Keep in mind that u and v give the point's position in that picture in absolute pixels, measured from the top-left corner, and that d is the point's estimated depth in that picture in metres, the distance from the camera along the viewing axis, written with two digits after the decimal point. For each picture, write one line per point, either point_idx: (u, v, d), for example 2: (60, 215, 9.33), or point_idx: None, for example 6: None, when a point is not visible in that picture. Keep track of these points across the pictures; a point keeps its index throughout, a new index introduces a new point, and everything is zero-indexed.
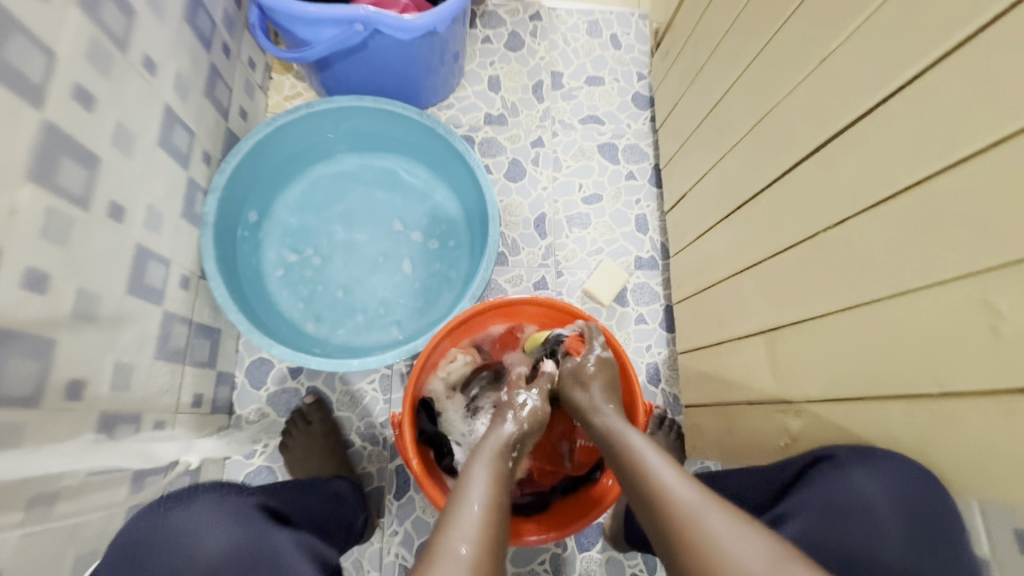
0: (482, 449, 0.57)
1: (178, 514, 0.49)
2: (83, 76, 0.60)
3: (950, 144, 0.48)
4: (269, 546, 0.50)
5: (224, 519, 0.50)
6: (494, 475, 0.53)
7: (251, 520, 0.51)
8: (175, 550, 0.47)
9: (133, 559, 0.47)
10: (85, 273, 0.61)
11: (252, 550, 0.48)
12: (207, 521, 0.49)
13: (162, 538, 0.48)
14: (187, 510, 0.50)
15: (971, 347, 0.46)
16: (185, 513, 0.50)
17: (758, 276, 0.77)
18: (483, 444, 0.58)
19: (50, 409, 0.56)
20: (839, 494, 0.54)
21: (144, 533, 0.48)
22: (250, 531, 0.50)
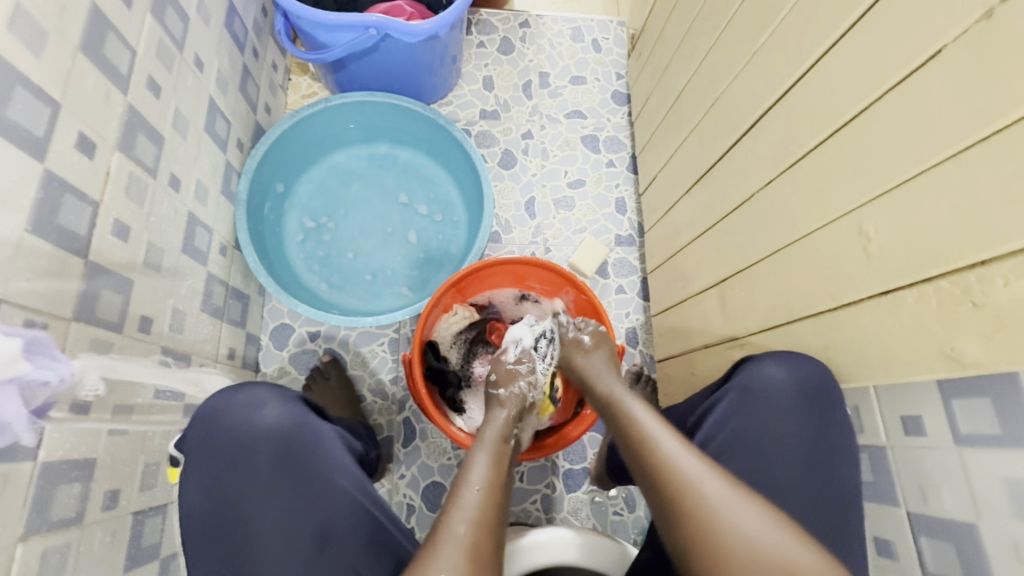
0: (484, 439, 0.70)
1: (241, 396, 0.66)
2: (153, 69, 0.74)
3: (839, 113, 0.62)
4: (311, 423, 0.67)
5: (277, 401, 0.67)
6: (493, 460, 0.66)
7: (297, 405, 0.68)
8: (242, 420, 0.65)
9: (210, 425, 0.65)
10: (153, 229, 0.74)
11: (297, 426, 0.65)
12: (265, 401, 0.67)
13: (232, 412, 0.65)
14: (248, 394, 0.67)
15: (855, 266, 0.60)
16: (248, 395, 0.67)
17: (712, 238, 0.91)
18: (485, 435, 0.71)
19: (129, 335, 0.69)
20: (757, 383, 0.71)
21: (217, 409, 0.65)
22: (296, 411, 0.67)
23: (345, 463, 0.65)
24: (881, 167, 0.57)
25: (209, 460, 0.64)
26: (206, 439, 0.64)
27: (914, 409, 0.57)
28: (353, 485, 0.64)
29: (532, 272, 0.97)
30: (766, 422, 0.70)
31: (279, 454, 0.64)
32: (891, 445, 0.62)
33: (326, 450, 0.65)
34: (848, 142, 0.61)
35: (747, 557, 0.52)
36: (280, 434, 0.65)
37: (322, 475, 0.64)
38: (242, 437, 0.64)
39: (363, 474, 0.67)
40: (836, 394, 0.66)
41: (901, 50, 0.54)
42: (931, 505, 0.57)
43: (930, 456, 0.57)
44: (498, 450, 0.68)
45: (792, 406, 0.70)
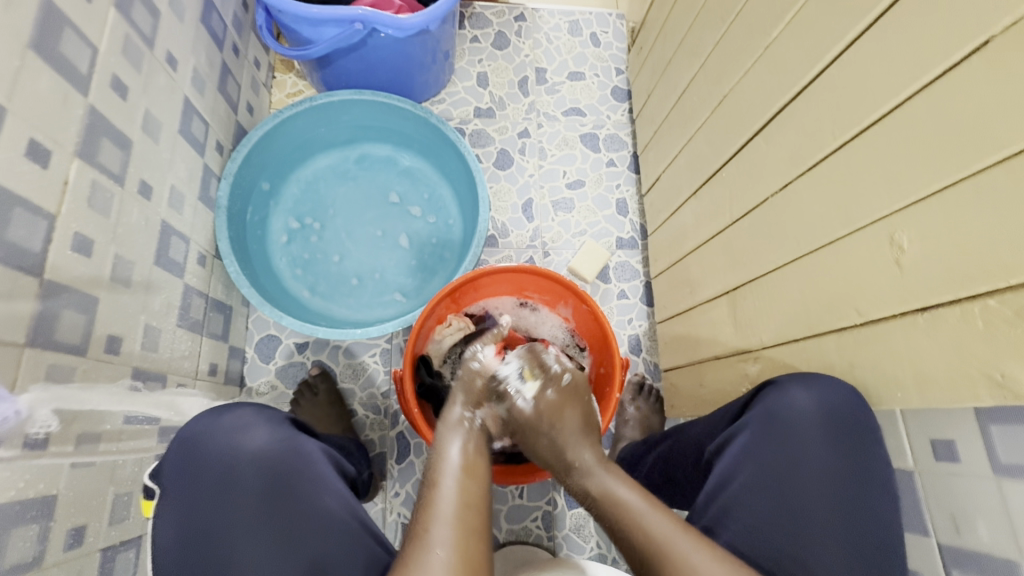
0: (449, 427, 0.66)
1: (227, 419, 0.61)
2: (119, 68, 0.68)
3: (865, 111, 0.57)
4: (302, 446, 0.61)
5: (265, 424, 0.61)
6: (465, 451, 0.62)
7: (287, 428, 0.63)
8: (227, 444, 0.59)
9: (191, 450, 0.59)
10: (122, 242, 0.69)
11: (286, 446, 0.59)
12: (252, 424, 0.61)
13: (216, 436, 0.59)
14: (234, 416, 0.62)
15: (884, 278, 0.56)
16: (234, 418, 0.61)
17: (721, 243, 0.86)
18: (450, 424, 0.67)
19: (94, 358, 0.63)
20: (781, 411, 0.64)
21: (201, 430, 0.60)
22: (286, 434, 0.61)
23: (335, 488, 0.59)
24: (913, 170, 0.52)
25: (188, 488, 0.57)
26: (185, 466, 0.58)
27: (948, 434, 0.53)
28: (346, 514, 0.58)
29: (521, 279, 0.92)
30: (796, 456, 0.62)
31: (266, 480, 0.57)
32: (919, 470, 0.58)
33: (315, 472, 0.59)
34: (875, 143, 0.56)
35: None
36: (268, 458, 0.58)
37: (313, 504, 0.57)
38: (225, 462, 0.58)
39: (357, 503, 0.60)
40: (866, 418, 0.60)
41: (938, 42, 0.49)
42: (966, 538, 0.53)
43: (965, 486, 0.52)
44: (467, 443, 0.64)
45: (824, 437, 0.62)
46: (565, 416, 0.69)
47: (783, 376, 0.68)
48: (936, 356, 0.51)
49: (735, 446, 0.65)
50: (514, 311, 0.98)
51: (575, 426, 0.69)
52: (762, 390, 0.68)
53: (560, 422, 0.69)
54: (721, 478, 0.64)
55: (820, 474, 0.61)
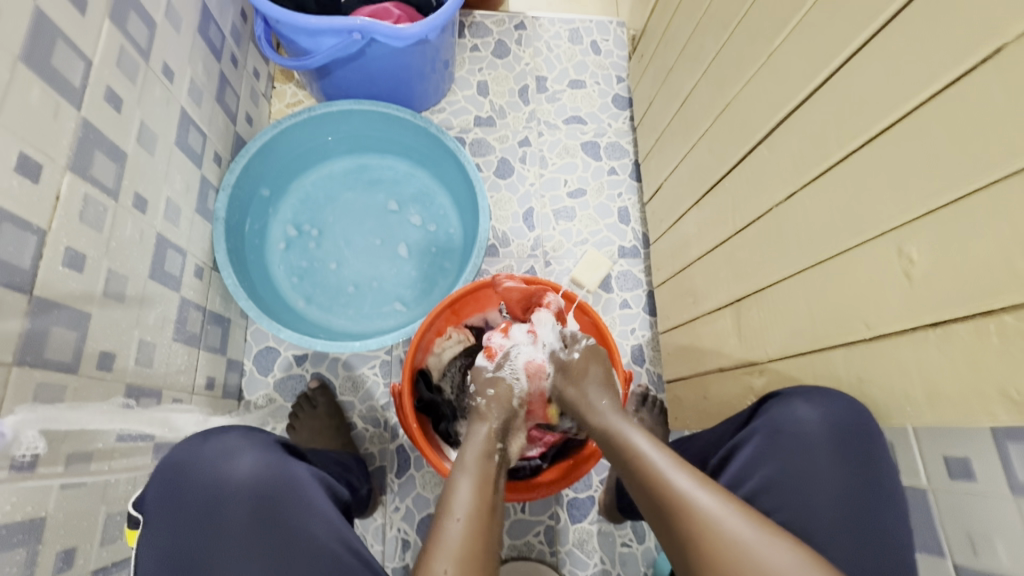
0: (464, 458, 0.60)
1: (212, 445, 0.60)
2: (113, 80, 0.68)
3: (871, 119, 0.56)
4: (290, 470, 0.59)
5: (252, 448, 0.60)
6: (478, 485, 0.57)
7: (275, 452, 0.61)
8: (212, 471, 0.57)
9: (175, 477, 0.57)
10: (115, 256, 0.68)
11: (273, 471, 0.58)
12: (238, 449, 0.59)
13: (201, 463, 0.58)
14: (220, 442, 0.60)
15: (894, 291, 0.54)
16: (219, 444, 0.60)
17: (725, 252, 0.84)
18: (466, 452, 0.61)
19: (85, 375, 0.62)
20: (786, 424, 0.63)
21: (185, 457, 0.59)
22: (275, 457, 0.60)
23: (325, 514, 0.57)
24: (922, 181, 0.50)
25: (172, 515, 0.55)
26: (168, 494, 0.57)
27: (961, 452, 0.51)
28: (336, 541, 0.56)
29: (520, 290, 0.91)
30: (803, 471, 0.61)
31: (252, 506, 0.55)
32: (931, 488, 0.56)
33: (304, 497, 0.57)
34: (881, 150, 0.55)
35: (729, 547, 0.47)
36: (254, 483, 0.57)
37: (301, 530, 0.55)
38: (211, 489, 0.56)
39: (347, 528, 0.58)
40: (873, 427, 0.59)
41: (948, 49, 0.48)
42: (983, 561, 0.51)
43: (981, 506, 0.50)
44: (482, 475, 0.58)
45: (829, 450, 0.61)
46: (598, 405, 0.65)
47: (787, 389, 0.67)
48: (949, 372, 0.49)
49: (739, 459, 0.64)
50: None
51: (600, 377, 0.69)
52: (765, 403, 0.67)
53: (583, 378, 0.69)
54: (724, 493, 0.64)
55: (828, 488, 0.61)
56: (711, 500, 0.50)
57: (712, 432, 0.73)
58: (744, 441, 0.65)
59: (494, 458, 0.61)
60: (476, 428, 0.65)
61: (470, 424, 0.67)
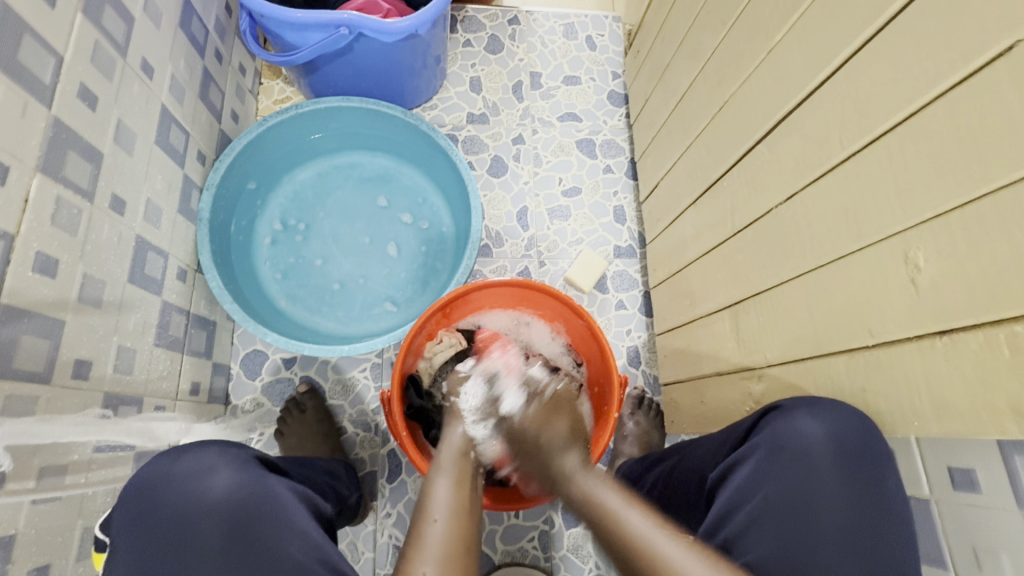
0: (440, 463, 0.64)
1: (186, 462, 0.57)
2: (87, 77, 0.65)
3: (876, 118, 0.54)
4: (266, 486, 0.57)
5: (228, 465, 0.57)
6: (454, 485, 0.60)
7: (252, 468, 0.59)
8: (184, 489, 0.55)
9: (145, 497, 0.55)
10: (91, 260, 0.65)
11: (247, 487, 0.55)
12: (215, 466, 0.57)
13: (174, 480, 0.56)
14: (194, 458, 0.58)
15: (898, 298, 0.52)
16: (193, 461, 0.58)
17: (723, 254, 0.82)
18: (442, 459, 0.65)
19: (58, 385, 0.60)
20: (788, 440, 0.60)
21: (157, 475, 0.56)
22: (251, 473, 0.57)
23: (301, 530, 0.55)
24: (929, 183, 0.48)
25: (142, 538, 0.53)
26: (138, 515, 0.54)
27: (966, 462, 0.49)
28: (313, 559, 0.54)
29: (511, 292, 0.89)
30: (804, 489, 0.58)
31: (227, 526, 0.53)
32: (934, 498, 0.54)
33: (278, 513, 0.55)
34: (886, 151, 0.53)
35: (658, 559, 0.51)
36: (229, 501, 0.54)
37: (276, 548, 0.53)
38: (183, 508, 0.54)
39: (327, 544, 0.56)
40: (883, 450, 0.56)
41: (957, 45, 0.46)
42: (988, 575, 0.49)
43: (986, 518, 0.49)
44: (454, 483, 0.61)
45: (833, 468, 0.58)
46: (567, 462, 0.64)
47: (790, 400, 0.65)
48: (955, 382, 0.47)
49: (742, 472, 0.62)
50: (508, 326, 0.94)
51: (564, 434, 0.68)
52: (768, 414, 0.65)
53: (548, 429, 0.68)
54: (725, 509, 0.61)
55: (833, 506, 0.57)
56: (644, 521, 0.54)
57: (713, 440, 0.71)
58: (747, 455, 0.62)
59: (470, 461, 0.66)
60: (451, 437, 0.69)
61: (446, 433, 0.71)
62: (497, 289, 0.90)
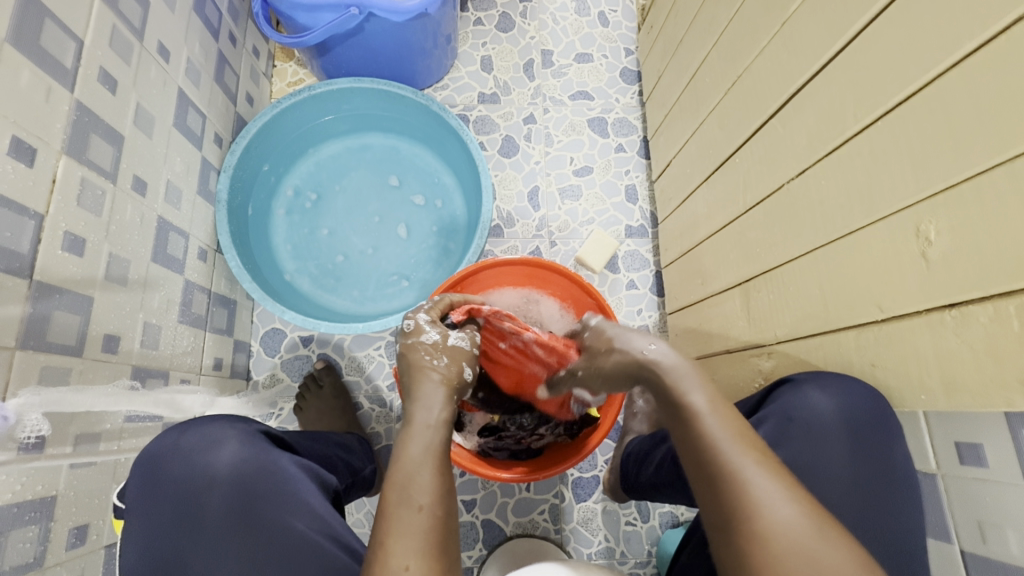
0: (417, 422, 0.53)
1: (192, 435, 0.58)
2: (107, 61, 0.67)
3: (890, 90, 0.53)
4: (271, 461, 0.57)
5: (234, 438, 0.58)
6: (434, 464, 0.50)
7: (259, 442, 0.59)
8: (189, 463, 0.56)
9: (154, 468, 0.56)
10: (117, 240, 0.68)
11: (252, 463, 0.56)
12: (221, 438, 0.58)
13: (180, 455, 0.56)
14: (201, 432, 0.58)
15: (906, 272, 0.52)
16: (199, 434, 0.58)
17: (734, 232, 0.82)
18: (417, 421, 0.54)
19: (89, 358, 0.63)
20: (798, 411, 0.60)
21: (165, 449, 0.57)
22: (257, 447, 0.58)
23: (306, 505, 0.55)
24: (943, 156, 0.48)
25: (150, 510, 0.54)
26: (148, 485, 0.56)
27: (973, 437, 0.49)
28: (317, 532, 0.54)
29: (515, 271, 0.89)
30: (815, 465, 0.58)
31: (233, 497, 0.54)
32: (941, 473, 0.54)
33: (283, 490, 0.55)
34: (899, 125, 0.52)
35: (790, 549, 0.41)
36: (235, 476, 0.55)
37: (280, 520, 0.54)
38: (189, 481, 0.55)
39: (331, 518, 0.56)
40: (893, 426, 0.56)
41: (972, 14, 0.45)
42: (992, 547, 0.49)
43: (990, 492, 0.49)
44: (434, 461, 0.51)
45: (840, 439, 0.59)
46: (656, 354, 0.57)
47: (801, 375, 0.65)
48: (964, 357, 0.47)
49: None
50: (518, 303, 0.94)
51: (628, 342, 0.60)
52: (778, 389, 0.65)
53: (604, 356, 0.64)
54: None
55: (840, 478, 0.58)
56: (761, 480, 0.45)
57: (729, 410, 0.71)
58: (759, 425, 0.62)
59: (452, 411, 0.56)
60: (430, 384, 0.57)
61: (413, 391, 0.57)
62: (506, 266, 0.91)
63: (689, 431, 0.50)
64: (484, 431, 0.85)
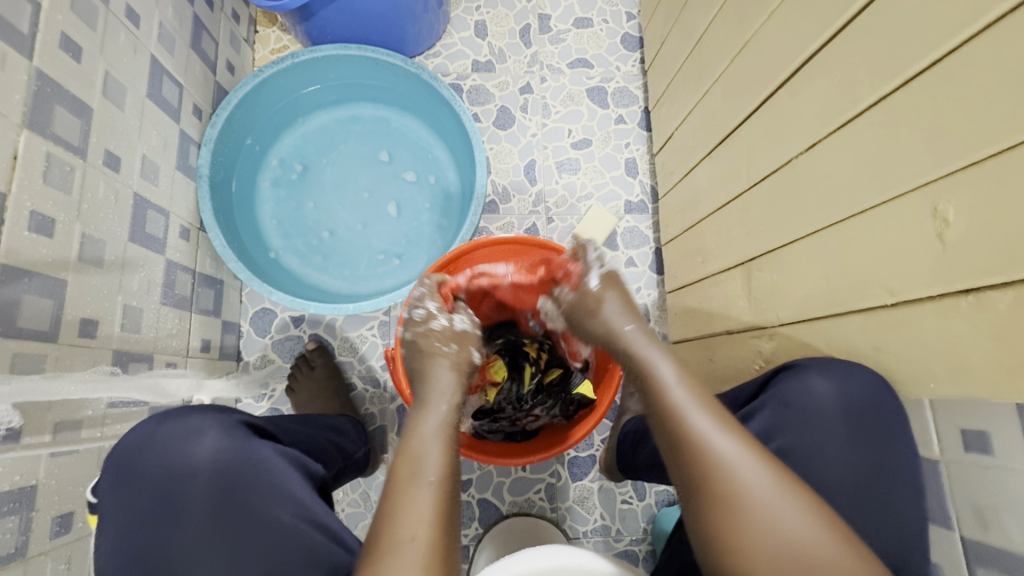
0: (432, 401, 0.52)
1: (170, 427, 0.56)
2: (68, 25, 0.62)
3: (909, 58, 0.49)
4: (252, 452, 0.55)
5: (215, 429, 0.56)
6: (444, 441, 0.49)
7: (239, 432, 0.57)
8: (167, 455, 0.54)
9: (131, 460, 0.55)
10: (89, 220, 0.65)
11: (232, 454, 0.54)
12: (202, 428, 0.56)
13: (157, 447, 0.55)
14: (180, 421, 0.57)
15: (918, 254, 0.49)
16: (178, 425, 0.56)
17: (737, 209, 0.79)
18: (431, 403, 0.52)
19: (67, 343, 0.61)
20: (795, 397, 0.58)
21: (142, 441, 0.56)
22: (237, 438, 0.56)
23: (289, 496, 0.54)
24: (965, 130, 0.44)
25: (128, 504, 0.53)
26: (124, 480, 0.54)
27: (979, 425, 0.47)
28: (302, 523, 0.52)
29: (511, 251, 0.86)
30: (814, 452, 0.56)
31: (213, 490, 0.52)
32: (944, 460, 0.52)
33: (265, 481, 0.53)
34: (919, 94, 0.48)
35: (755, 506, 0.45)
36: (215, 468, 0.53)
37: (262, 512, 0.52)
38: (167, 473, 0.53)
39: (316, 508, 0.55)
40: (895, 410, 0.54)
41: None
42: (994, 536, 0.48)
43: (996, 481, 0.47)
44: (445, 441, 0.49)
45: (840, 430, 0.57)
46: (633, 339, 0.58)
47: (804, 360, 0.62)
48: (976, 345, 0.45)
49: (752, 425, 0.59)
50: None
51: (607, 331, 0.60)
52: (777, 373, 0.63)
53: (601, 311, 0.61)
54: None
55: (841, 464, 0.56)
56: (727, 444, 0.47)
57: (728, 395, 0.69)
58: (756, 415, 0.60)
59: (463, 390, 0.56)
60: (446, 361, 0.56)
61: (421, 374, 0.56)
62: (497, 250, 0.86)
63: (651, 395, 0.52)
64: (480, 413, 0.83)
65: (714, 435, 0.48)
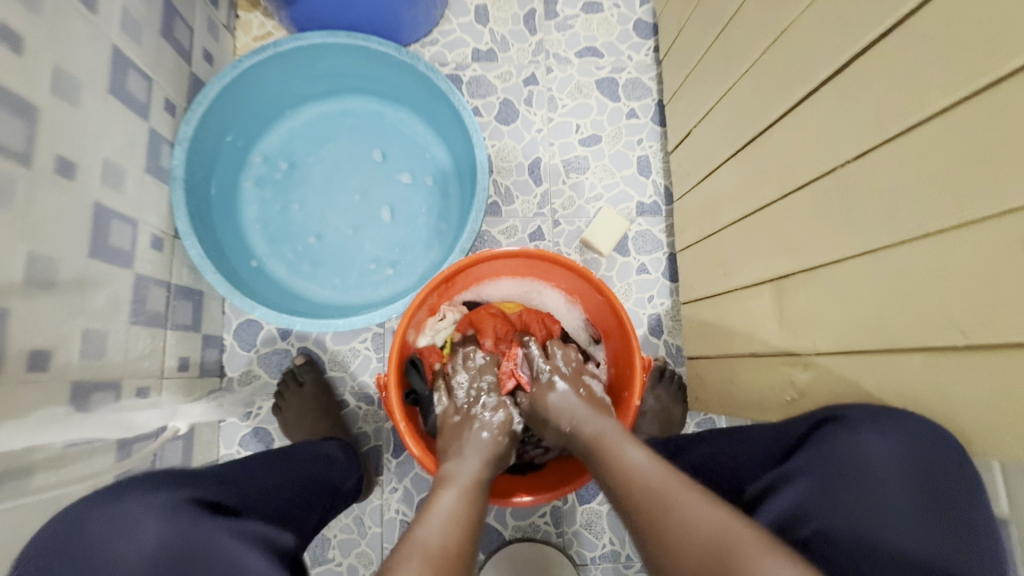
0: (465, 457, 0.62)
1: (99, 519, 0.47)
2: (6, 12, 0.54)
3: (1000, 56, 0.41)
4: (202, 541, 0.47)
5: (155, 516, 0.48)
6: (463, 496, 0.56)
7: (185, 516, 0.48)
8: (95, 557, 0.45)
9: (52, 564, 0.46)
10: (38, 236, 0.57)
11: (179, 549, 0.46)
12: (137, 519, 0.47)
13: (84, 547, 0.46)
14: (112, 510, 0.48)
15: (1003, 289, 0.42)
16: (109, 516, 0.48)
17: (767, 220, 0.71)
18: (463, 456, 0.62)
19: (13, 381, 0.53)
20: (845, 454, 0.51)
21: (61, 542, 0.46)
22: (183, 527, 0.47)
23: None
24: None
25: None
26: None
27: None
28: None
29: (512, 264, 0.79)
30: (870, 518, 0.47)
31: None
32: (1016, 522, 0.45)
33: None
34: (1011, 100, 0.40)
35: None
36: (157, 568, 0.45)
37: None
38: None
39: None
40: (972, 474, 0.46)
41: None
42: None
43: None
44: (472, 483, 0.58)
45: (908, 500, 0.47)
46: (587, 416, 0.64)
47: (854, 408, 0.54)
48: None
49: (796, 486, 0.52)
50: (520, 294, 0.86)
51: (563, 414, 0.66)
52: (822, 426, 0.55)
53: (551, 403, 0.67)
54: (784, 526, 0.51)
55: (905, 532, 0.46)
56: (714, 512, 0.45)
57: (757, 430, 0.62)
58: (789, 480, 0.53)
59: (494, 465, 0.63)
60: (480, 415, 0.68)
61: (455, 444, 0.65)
62: (505, 264, 0.81)
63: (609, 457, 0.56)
64: None
65: (682, 495, 0.48)
